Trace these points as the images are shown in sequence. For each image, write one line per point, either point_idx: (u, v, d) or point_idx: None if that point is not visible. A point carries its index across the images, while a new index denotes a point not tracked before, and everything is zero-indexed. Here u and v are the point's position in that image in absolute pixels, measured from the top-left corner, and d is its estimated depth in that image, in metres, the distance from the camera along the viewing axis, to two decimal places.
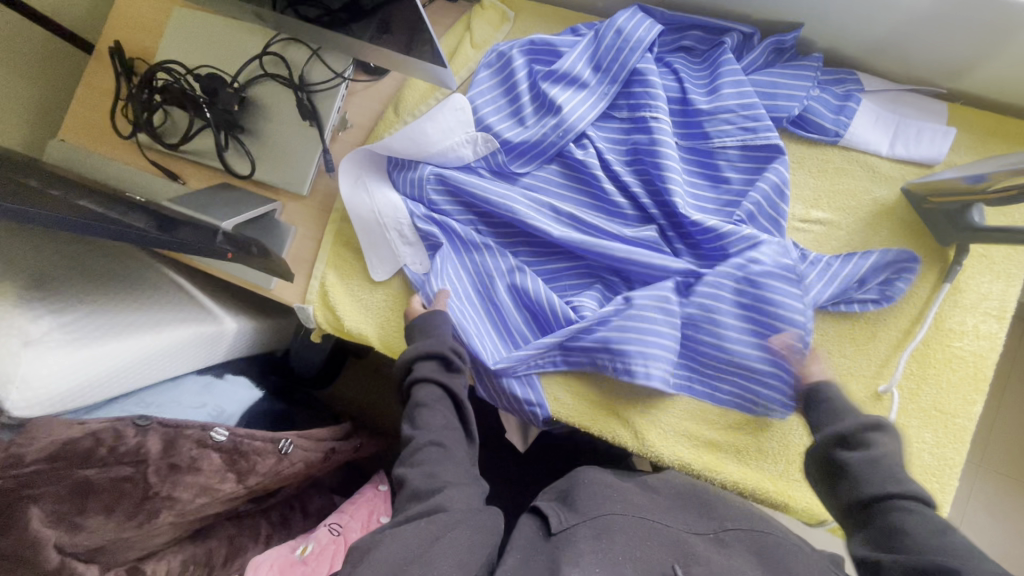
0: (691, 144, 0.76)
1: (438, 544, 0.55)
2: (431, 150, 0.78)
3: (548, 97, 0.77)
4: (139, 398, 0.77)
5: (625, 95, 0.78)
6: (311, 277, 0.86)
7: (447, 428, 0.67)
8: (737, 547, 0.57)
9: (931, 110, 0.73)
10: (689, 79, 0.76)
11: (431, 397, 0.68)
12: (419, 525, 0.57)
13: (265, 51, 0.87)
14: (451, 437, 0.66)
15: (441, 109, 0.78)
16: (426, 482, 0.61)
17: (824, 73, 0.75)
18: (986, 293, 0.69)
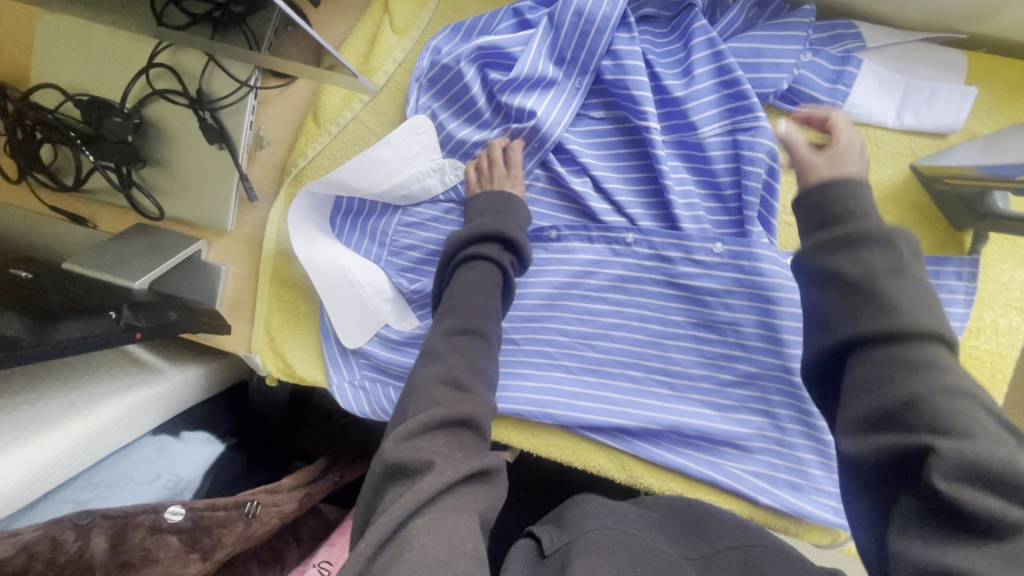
0: (675, 143, 0.65)
1: (462, 504, 0.42)
2: (390, 180, 0.68)
3: (512, 108, 0.66)
4: (85, 480, 0.71)
5: (595, 93, 0.68)
6: (254, 323, 0.77)
7: (495, 309, 0.56)
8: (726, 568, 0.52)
9: (947, 64, 0.60)
10: (652, 54, 0.65)
11: (483, 277, 0.58)
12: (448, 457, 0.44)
13: (149, 64, 0.72)
14: (490, 323, 0.55)
15: (400, 133, 0.67)
16: (465, 377, 0.50)
17: (816, 29, 0.62)
18: (1008, 282, 0.61)
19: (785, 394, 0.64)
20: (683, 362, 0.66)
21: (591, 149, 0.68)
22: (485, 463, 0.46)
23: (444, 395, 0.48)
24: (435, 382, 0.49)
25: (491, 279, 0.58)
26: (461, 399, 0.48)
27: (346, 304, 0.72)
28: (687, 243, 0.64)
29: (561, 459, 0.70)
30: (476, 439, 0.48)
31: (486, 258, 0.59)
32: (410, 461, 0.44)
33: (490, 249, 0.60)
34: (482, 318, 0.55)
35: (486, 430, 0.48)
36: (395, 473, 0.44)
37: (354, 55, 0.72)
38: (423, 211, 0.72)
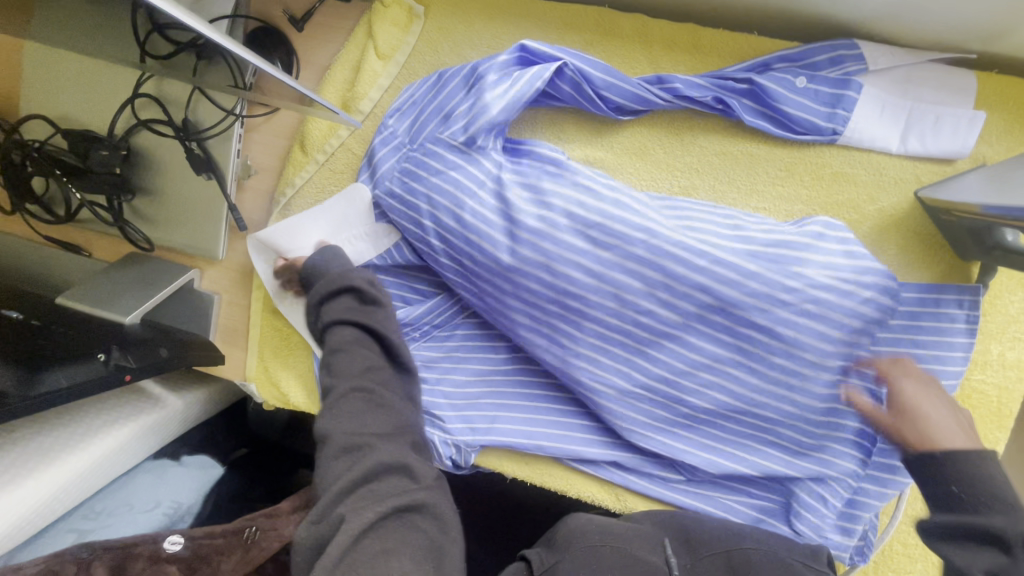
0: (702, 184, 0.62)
1: (382, 537, 0.50)
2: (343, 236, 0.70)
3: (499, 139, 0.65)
4: (87, 508, 0.72)
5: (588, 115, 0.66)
6: (248, 351, 0.77)
7: (365, 369, 0.60)
8: None
9: (956, 85, 0.57)
10: (629, 84, 0.61)
11: (346, 340, 0.61)
12: (373, 527, 0.51)
13: (133, 94, 0.72)
14: (377, 381, 0.60)
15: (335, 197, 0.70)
16: (353, 439, 0.56)
17: (815, 49, 0.59)
18: (1017, 314, 0.58)
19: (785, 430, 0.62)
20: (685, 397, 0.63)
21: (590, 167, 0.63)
22: (394, 507, 0.52)
23: (345, 463, 0.55)
24: (336, 454, 0.56)
25: (367, 348, 0.62)
26: (363, 460, 0.55)
27: (329, 347, 0.73)
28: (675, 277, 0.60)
29: (553, 487, 0.68)
30: (396, 479, 0.54)
31: (339, 321, 0.62)
32: (322, 533, 0.52)
33: (343, 310, 0.63)
34: (355, 377, 0.60)
35: (400, 468, 0.55)
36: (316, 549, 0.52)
37: (340, 82, 0.70)
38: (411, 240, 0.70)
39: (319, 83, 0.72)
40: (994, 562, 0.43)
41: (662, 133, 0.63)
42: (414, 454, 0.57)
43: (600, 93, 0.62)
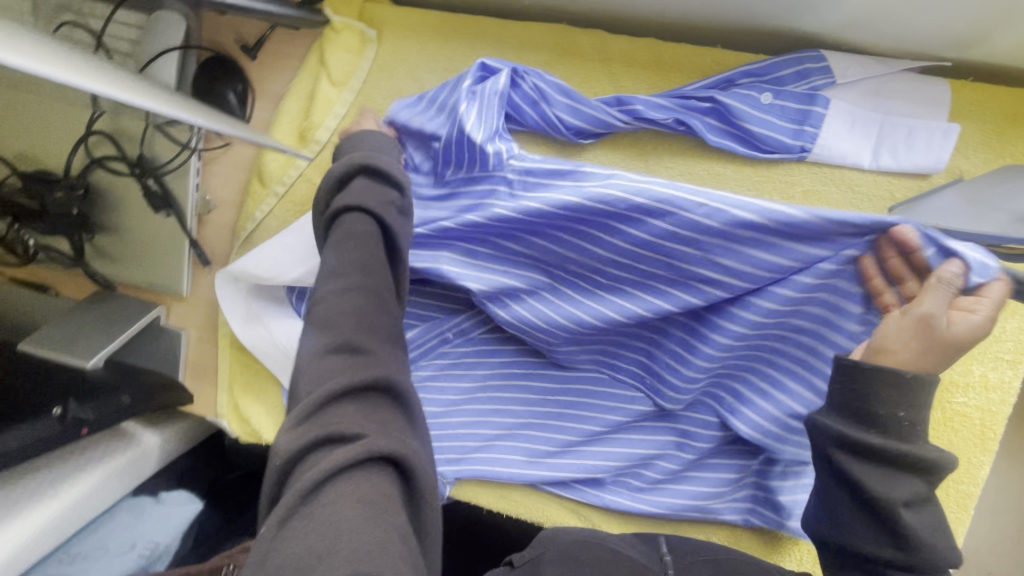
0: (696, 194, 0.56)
1: (382, 490, 0.33)
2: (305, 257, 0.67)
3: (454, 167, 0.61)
4: (63, 552, 0.72)
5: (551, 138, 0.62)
6: (218, 387, 0.76)
7: (365, 264, 0.45)
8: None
9: (929, 97, 0.54)
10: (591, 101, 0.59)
11: (356, 225, 0.47)
12: (364, 459, 0.33)
13: (86, 131, 0.70)
14: (364, 282, 0.43)
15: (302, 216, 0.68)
16: (356, 334, 0.40)
17: (781, 62, 0.56)
18: (999, 334, 0.56)
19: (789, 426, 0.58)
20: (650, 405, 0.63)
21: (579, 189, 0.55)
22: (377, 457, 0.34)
23: (336, 362, 0.38)
24: (325, 349, 0.39)
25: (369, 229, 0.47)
26: (361, 362, 0.38)
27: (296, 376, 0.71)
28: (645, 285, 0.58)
29: (531, 519, 0.68)
30: (388, 404, 0.38)
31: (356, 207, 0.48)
32: (309, 438, 0.34)
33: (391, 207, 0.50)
34: (349, 275, 0.43)
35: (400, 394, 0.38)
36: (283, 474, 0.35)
37: (295, 112, 0.69)
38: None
39: (275, 114, 0.70)
40: (915, 492, 0.45)
41: (629, 154, 0.61)
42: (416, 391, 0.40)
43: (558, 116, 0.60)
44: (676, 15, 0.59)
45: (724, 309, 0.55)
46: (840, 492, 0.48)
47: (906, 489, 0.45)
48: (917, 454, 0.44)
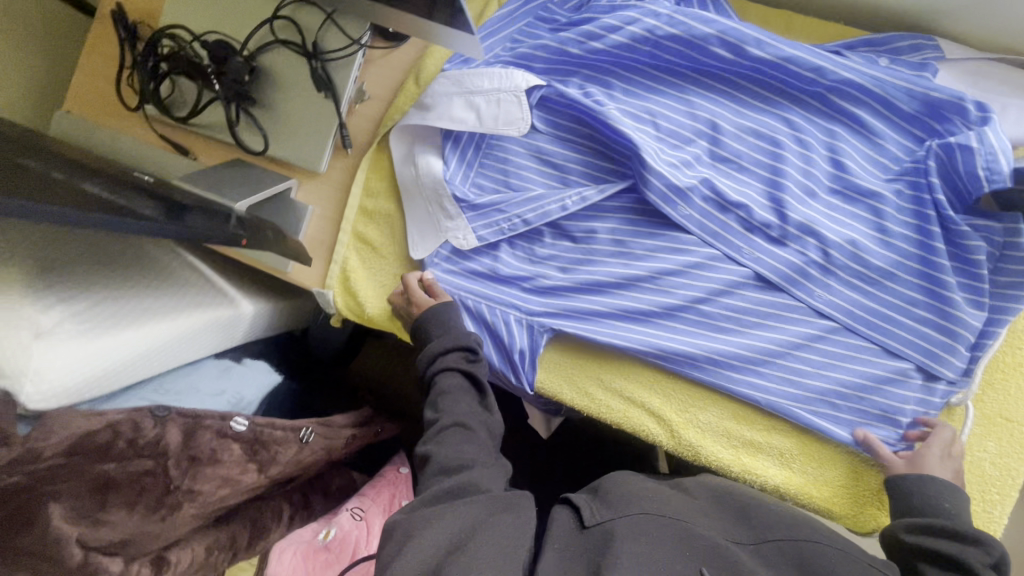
0: (781, 117, 0.68)
1: (492, 524, 0.55)
2: (468, 108, 0.74)
3: (599, 64, 0.73)
4: (158, 383, 0.75)
5: (678, 61, 0.70)
6: (331, 261, 0.81)
7: (472, 412, 0.66)
8: (780, 563, 0.56)
9: (1018, 83, 0.64)
10: (750, 32, 0.66)
11: (453, 386, 0.67)
12: (459, 506, 0.57)
13: (275, 15, 0.80)
14: (472, 417, 0.65)
15: (471, 76, 0.74)
16: (455, 463, 0.61)
17: (898, 40, 0.66)
18: None
19: (894, 278, 0.65)
20: (754, 304, 0.67)
21: (682, 86, 0.71)
22: (469, 487, 0.59)
23: (445, 467, 0.62)
24: (435, 474, 0.62)
25: (460, 379, 0.68)
26: (457, 480, 0.60)
27: (421, 219, 0.77)
28: (722, 186, 0.67)
29: (611, 420, 0.72)
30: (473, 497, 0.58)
31: (449, 368, 0.68)
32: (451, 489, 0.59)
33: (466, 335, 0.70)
34: (454, 358, 0.69)
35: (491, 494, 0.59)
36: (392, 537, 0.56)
37: None
38: (503, 159, 0.76)
39: None
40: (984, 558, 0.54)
41: (752, 91, 0.69)
42: (489, 447, 0.65)
43: (709, 47, 0.67)
44: None
45: (787, 202, 0.66)
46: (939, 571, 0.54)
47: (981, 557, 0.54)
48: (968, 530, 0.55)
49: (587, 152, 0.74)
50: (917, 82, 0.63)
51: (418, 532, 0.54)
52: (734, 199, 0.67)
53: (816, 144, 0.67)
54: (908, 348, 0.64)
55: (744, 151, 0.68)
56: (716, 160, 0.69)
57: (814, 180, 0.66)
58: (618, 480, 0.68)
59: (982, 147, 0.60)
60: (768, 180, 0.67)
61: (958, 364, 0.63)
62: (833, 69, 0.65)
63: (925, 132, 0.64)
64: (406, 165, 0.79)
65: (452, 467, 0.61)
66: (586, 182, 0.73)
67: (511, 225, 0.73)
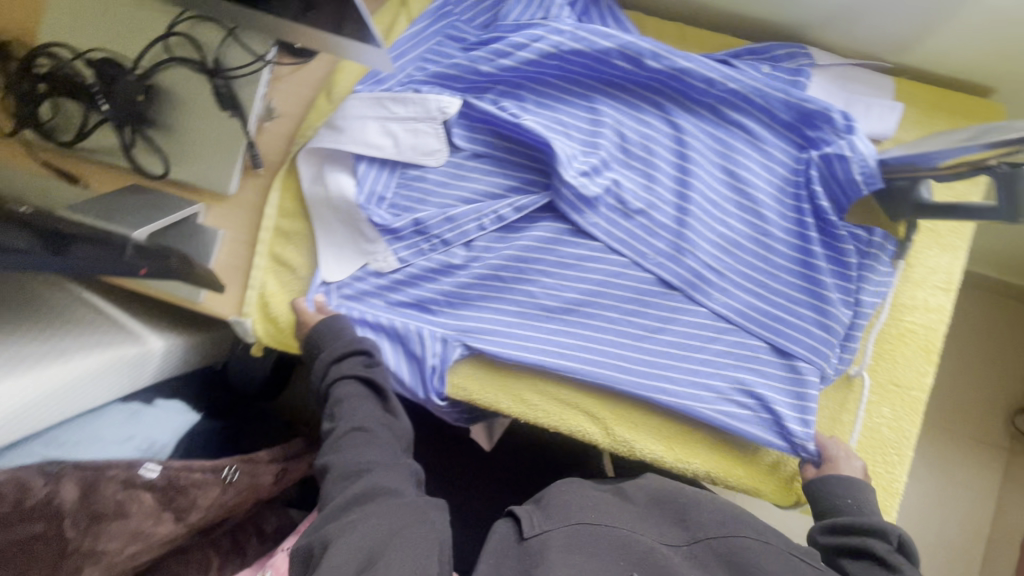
0: (675, 126, 0.73)
1: (402, 531, 0.54)
2: (383, 134, 0.75)
3: (510, 77, 0.74)
4: (51, 437, 0.67)
5: (582, 75, 0.74)
6: (247, 287, 0.77)
7: (372, 414, 0.65)
8: (711, 563, 0.59)
9: (878, 85, 0.73)
10: (647, 45, 0.70)
11: (351, 392, 0.66)
12: (367, 511, 0.55)
13: (169, 31, 0.76)
14: (372, 420, 0.64)
15: (384, 101, 0.75)
16: (357, 467, 0.60)
17: (775, 49, 0.73)
18: (934, 266, 0.71)
19: (784, 274, 0.70)
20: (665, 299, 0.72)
21: (587, 98, 0.75)
22: (376, 490, 0.57)
23: (347, 477, 0.60)
24: (337, 481, 0.60)
25: (357, 385, 0.66)
26: (359, 483, 0.58)
27: (338, 243, 0.75)
28: (625, 191, 0.72)
29: (547, 424, 0.73)
30: (383, 498, 0.57)
31: (348, 375, 0.67)
32: (353, 494, 0.57)
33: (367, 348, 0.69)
34: (349, 366, 0.67)
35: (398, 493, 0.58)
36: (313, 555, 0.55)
37: None
38: (416, 176, 0.76)
39: None
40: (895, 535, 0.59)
41: (650, 101, 0.74)
42: (397, 449, 0.63)
43: (610, 60, 0.71)
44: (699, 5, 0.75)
45: (683, 204, 0.72)
46: (855, 561, 0.58)
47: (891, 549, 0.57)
48: (874, 517, 0.60)
49: (504, 163, 0.75)
50: (791, 92, 0.70)
51: (333, 544, 0.53)
52: (638, 201, 0.72)
53: (707, 150, 0.73)
54: (810, 338, 0.68)
55: (643, 156, 0.73)
56: (623, 167, 0.74)
57: (709, 186, 0.72)
58: (563, 488, 0.69)
59: (856, 155, 0.66)
60: (665, 185, 0.73)
61: (839, 348, 0.69)
62: (721, 80, 0.70)
63: (803, 139, 0.71)
64: (316, 186, 0.76)
65: (352, 473, 0.59)
66: (503, 199, 0.74)
67: (431, 247, 0.74)
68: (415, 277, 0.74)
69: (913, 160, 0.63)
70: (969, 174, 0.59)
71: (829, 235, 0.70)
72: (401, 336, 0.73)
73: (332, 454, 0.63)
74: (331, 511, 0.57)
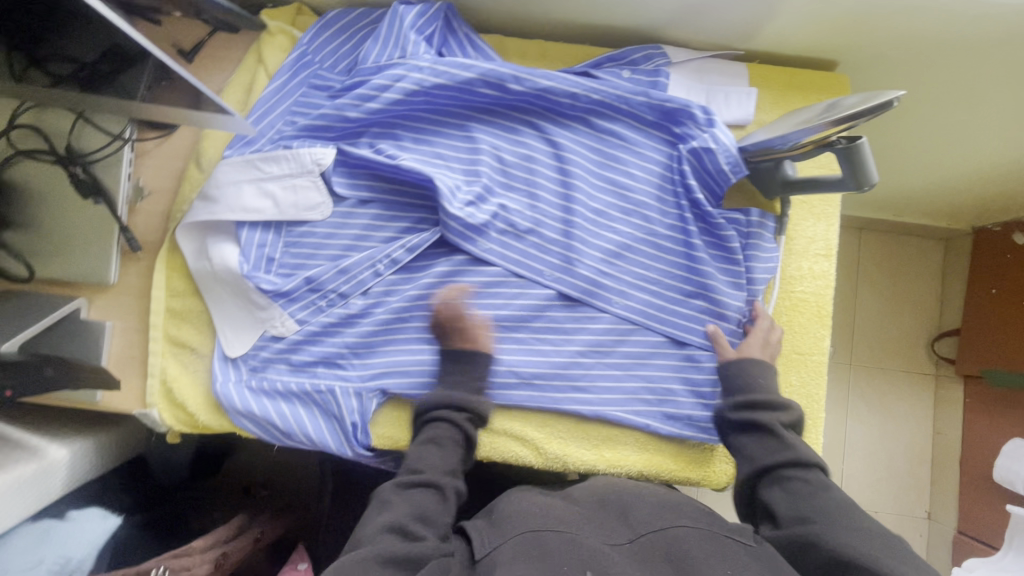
0: (551, 143, 0.75)
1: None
2: (261, 194, 0.73)
3: (382, 119, 0.74)
4: None
5: (451, 106, 0.74)
6: (147, 376, 0.74)
7: (442, 469, 0.64)
8: (654, 561, 0.54)
9: (733, 73, 0.76)
10: (506, 69, 0.71)
11: (440, 437, 0.66)
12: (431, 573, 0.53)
13: (9, 125, 0.71)
14: (451, 480, 0.64)
15: (255, 163, 0.73)
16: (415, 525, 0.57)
17: (633, 53, 0.75)
18: (813, 236, 0.75)
19: (671, 267, 0.73)
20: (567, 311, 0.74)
21: (463, 127, 0.75)
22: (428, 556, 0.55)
23: (393, 533, 0.56)
24: (382, 531, 0.56)
25: (452, 438, 0.67)
26: (412, 543, 0.55)
27: (232, 314, 0.73)
28: (512, 212, 0.74)
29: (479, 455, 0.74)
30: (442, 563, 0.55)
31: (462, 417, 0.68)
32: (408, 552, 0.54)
33: (471, 382, 0.71)
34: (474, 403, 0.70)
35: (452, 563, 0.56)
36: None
37: (232, 103, 0.75)
38: (303, 233, 0.75)
39: None
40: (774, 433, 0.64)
41: (522, 122, 0.75)
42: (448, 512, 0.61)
43: (475, 90, 0.72)
44: (555, 20, 0.76)
45: (570, 219, 0.74)
46: (748, 438, 0.65)
47: (774, 416, 0.64)
48: (755, 389, 0.66)
49: (393, 205, 0.75)
50: (652, 95, 0.72)
51: None
52: (529, 220, 0.74)
53: (586, 161, 0.75)
54: (702, 322, 0.72)
55: (527, 176, 0.75)
56: (510, 189, 0.75)
57: (589, 196, 0.75)
58: (516, 497, 0.65)
59: (719, 147, 0.70)
60: (550, 201, 0.75)
61: (735, 328, 0.72)
62: (585, 93, 0.72)
63: (671, 137, 0.74)
64: (200, 260, 0.73)
65: (408, 531, 0.57)
66: (395, 241, 0.74)
67: (328, 302, 0.73)
68: (321, 334, 0.73)
69: (770, 143, 0.66)
70: (817, 150, 0.62)
71: (708, 224, 0.73)
72: (314, 399, 0.72)
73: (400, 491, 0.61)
74: (360, 564, 0.52)
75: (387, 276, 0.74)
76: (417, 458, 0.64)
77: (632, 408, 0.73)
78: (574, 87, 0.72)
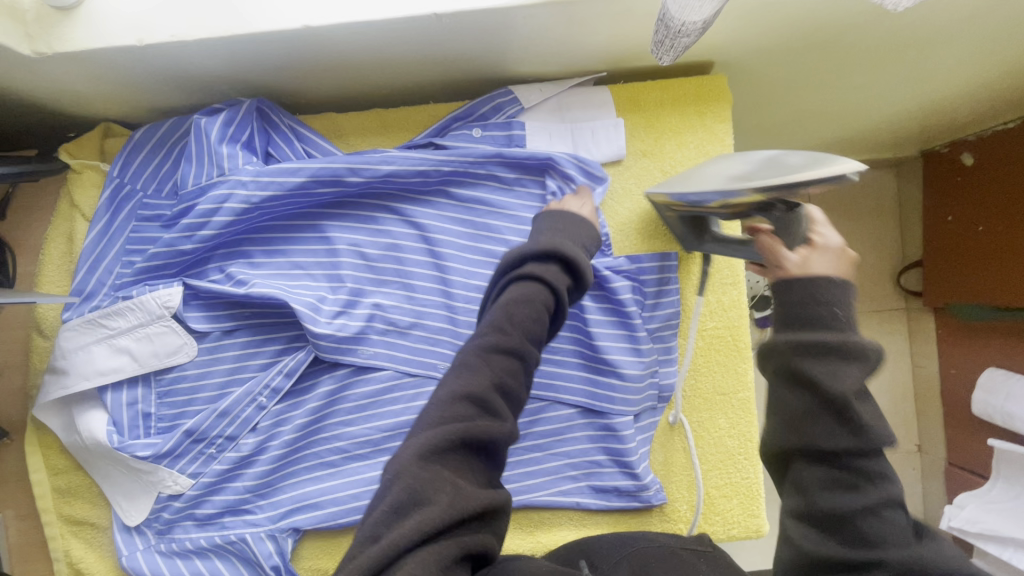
0: (414, 226, 0.68)
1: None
2: (110, 353, 0.66)
3: (223, 240, 0.67)
4: None
5: (296, 209, 0.67)
6: (51, 561, 0.70)
7: (510, 366, 0.44)
8: None
9: (596, 103, 0.67)
10: (339, 162, 0.64)
11: (528, 316, 0.46)
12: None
13: None
14: (517, 381, 0.45)
15: (96, 321, 0.66)
16: (456, 478, 0.39)
17: (480, 105, 0.67)
18: (715, 265, 0.69)
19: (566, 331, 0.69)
20: None
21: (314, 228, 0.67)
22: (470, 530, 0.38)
23: (433, 493, 0.38)
24: (428, 489, 0.38)
25: (552, 295, 0.48)
26: (460, 501, 0.38)
27: (120, 482, 0.68)
28: (390, 310, 0.67)
29: None
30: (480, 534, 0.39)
31: (540, 290, 0.48)
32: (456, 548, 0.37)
33: (576, 239, 0.55)
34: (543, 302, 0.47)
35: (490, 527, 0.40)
36: (450, 532, 0.38)
37: (58, 257, 0.68)
38: (175, 379, 0.68)
39: (38, 263, 0.68)
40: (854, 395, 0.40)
41: (379, 208, 0.68)
42: (506, 430, 0.42)
43: (314, 191, 0.65)
44: (390, 83, 0.68)
45: (453, 305, 0.68)
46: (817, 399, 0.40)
47: (860, 378, 0.40)
48: (860, 341, 0.41)
49: (262, 329, 0.69)
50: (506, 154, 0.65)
51: None
52: (410, 313, 0.68)
53: (455, 237, 0.68)
54: (613, 385, 0.67)
55: (396, 267, 0.68)
56: (383, 284, 0.68)
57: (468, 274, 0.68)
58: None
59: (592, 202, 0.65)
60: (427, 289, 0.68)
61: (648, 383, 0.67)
62: (432, 167, 0.65)
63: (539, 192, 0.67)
64: (70, 434, 0.68)
65: (492, 410, 0.42)
66: (272, 369, 0.68)
67: (217, 448, 0.68)
68: (218, 483, 0.69)
69: (694, 199, 0.58)
70: (750, 210, 0.55)
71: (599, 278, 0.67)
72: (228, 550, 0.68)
73: (462, 386, 0.42)
74: (432, 486, 0.39)
75: (274, 406, 0.69)
76: (511, 320, 0.46)
77: (559, 487, 0.68)
78: (420, 162, 0.64)
